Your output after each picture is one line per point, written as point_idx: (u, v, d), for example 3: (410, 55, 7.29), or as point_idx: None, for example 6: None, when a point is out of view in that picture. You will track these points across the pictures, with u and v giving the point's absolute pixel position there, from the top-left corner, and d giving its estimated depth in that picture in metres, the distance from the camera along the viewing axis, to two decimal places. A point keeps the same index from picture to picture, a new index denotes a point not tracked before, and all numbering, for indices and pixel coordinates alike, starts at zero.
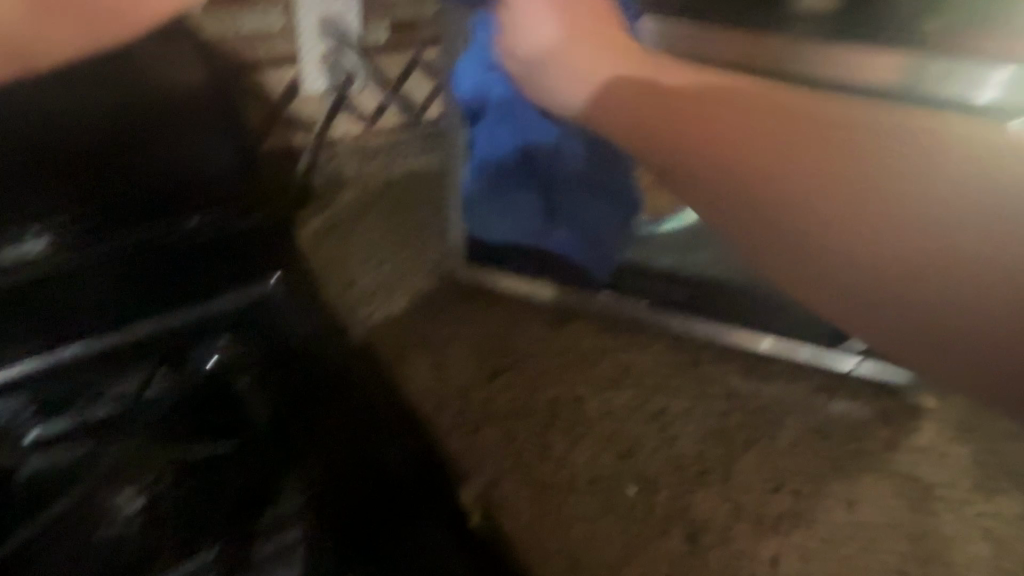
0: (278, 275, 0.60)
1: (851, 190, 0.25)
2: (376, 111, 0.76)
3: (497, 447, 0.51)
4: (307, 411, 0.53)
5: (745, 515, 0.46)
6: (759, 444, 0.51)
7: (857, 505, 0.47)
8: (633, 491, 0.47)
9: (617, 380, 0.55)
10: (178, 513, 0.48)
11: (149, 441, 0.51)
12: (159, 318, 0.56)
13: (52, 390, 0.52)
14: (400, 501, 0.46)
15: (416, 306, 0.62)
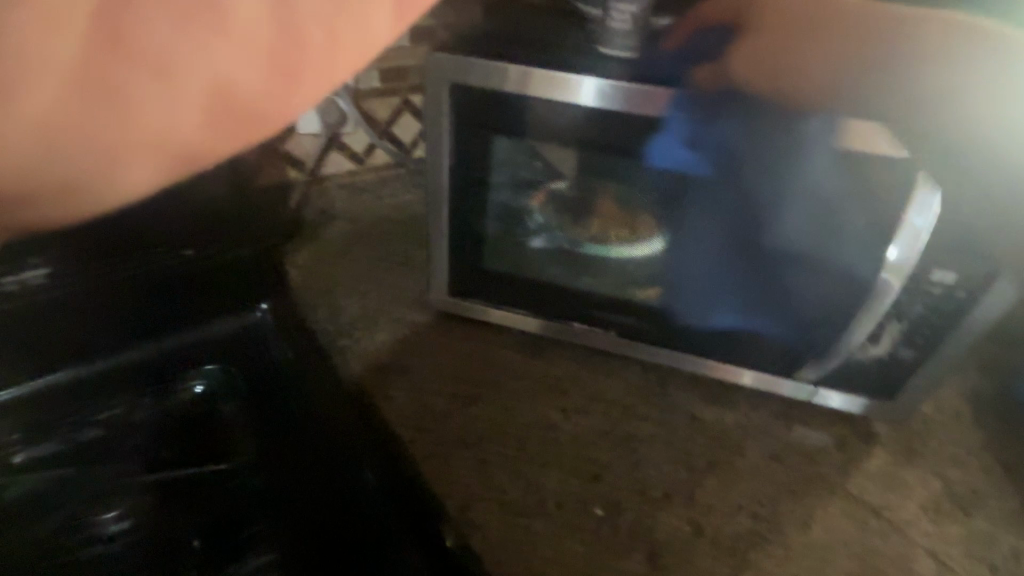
0: (267, 303, 0.66)
1: (782, 61, 0.44)
2: (366, 151, 0.81)
3: (472, 472, 0.52)
4: (286, 431, 0.55)
5: (705, 535, 0.48)
6: (720, 468, 0.54)
7: (811, 526, 0.50)
8: (600, 512, 0.49)
9: (587, 407, 0.58)
10: (153, 539, 0.49)
11: (134, 467, 0.53)
12: (147, 343, 0.61)
13: (40, 411, 0.55)
14: (372, 521, 0.48)
15: (396, 336, 0.65)
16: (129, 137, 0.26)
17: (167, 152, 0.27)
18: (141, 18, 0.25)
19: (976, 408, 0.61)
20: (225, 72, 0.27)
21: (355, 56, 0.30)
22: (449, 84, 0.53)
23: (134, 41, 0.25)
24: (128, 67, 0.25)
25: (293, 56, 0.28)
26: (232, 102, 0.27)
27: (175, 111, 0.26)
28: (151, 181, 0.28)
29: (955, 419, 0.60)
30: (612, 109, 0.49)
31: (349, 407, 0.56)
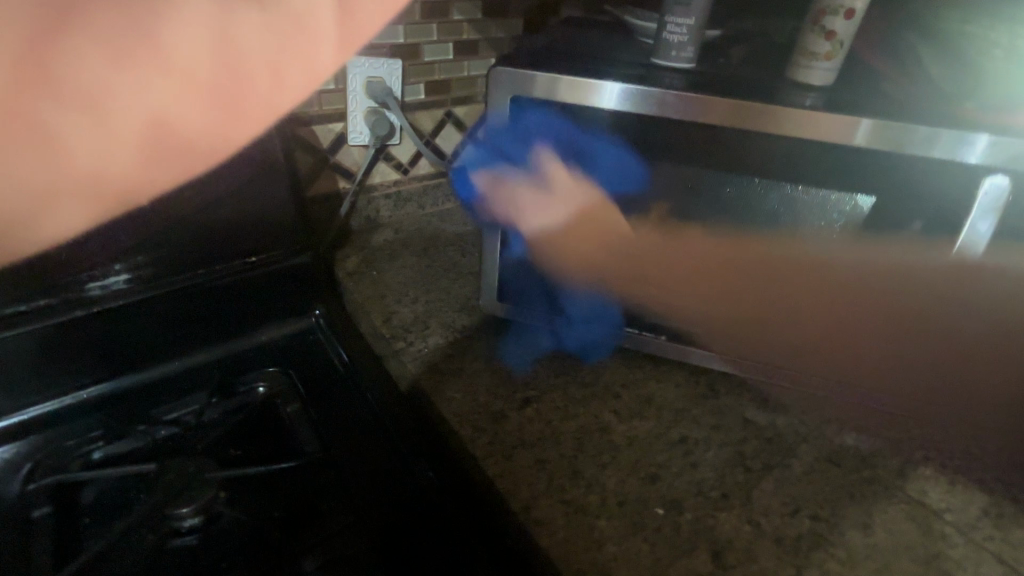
0: (320, 310, 0.71)
1: None
2: (411, 162, 0.84)
3: (533, 471, 0.52)
4: (349, 433, 0.59)
5: (766, 535, 0.49)
6: (776, 471, 0.54)
7: (872, 528, 0.50)
8: (661, 511, 0.50)
9: (640, 410, 0.59)
10: (227, 534, 0.51)
11: (204, 463, 0.54)
12: (211, 351, 0.65)
13: (120, 410, 0.59)
14: (425, 521, 0.52)
15: (447, 335, 0.67)
16: (67, 186, 0.48)
17: (96, 194, 0.51)
18: (71, 62, 0.44)
19: None
20: (164, 117, 0.50)
21: (303, 71, 0.61)
22: (511, 98, 0.55)
23: (52, 71, 0.44)
24: (47, 92, 0.44)
25: (251, 85, 0.56)
26: (165, 135, 0.51)
27: (108, 163, 0.49)
28: (78, 222, 0.52)
29: None
30: (636, 113, 0.52)
31: (407, 409, 0.60)
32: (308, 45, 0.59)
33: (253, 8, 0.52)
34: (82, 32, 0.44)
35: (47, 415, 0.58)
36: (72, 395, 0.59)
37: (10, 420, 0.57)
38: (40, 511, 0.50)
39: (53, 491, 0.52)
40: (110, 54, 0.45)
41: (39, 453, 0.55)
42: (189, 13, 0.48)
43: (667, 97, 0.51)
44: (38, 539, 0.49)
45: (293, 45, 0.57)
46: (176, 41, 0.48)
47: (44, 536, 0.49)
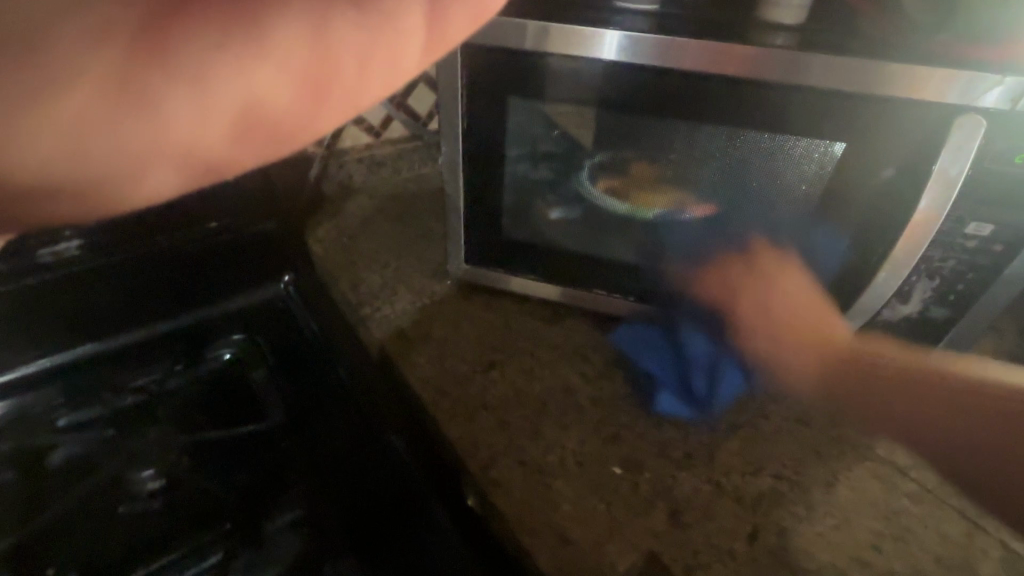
0: (289, 277, 0.69)
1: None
2: (382, 124, 0.82)
3: (493, 432, 0.52)
4: (317, 397, 0.58)
5: (725, 494, 0.48)
6: (742, 431, 0.53)
7: (836, 486, 0.49)
8: (619, 472, 0.49)
9: (607, 372, 0.58)
10: (188, 497, 0.51)
11: (168, 429, 0.55)
12: (179, 318, 0.65)
13: (87, 378, 0.60)
14: (386, 483, 0.50)
15: (415, 300, 0.66)
16: (159, 145, 0.25)
17: (173, 151, 0.25)
18: (187, 50, 0.24)
19: (1007, 371, 0.61)
20: (248, 92, 0.25)
21: (389, 80, 0.30)
22: (461, 46, 0.51)
23: (180, 53, 0.24)
24: (165, 80, 0.24)
25: (325, 83, 0.28)
26: (261, 124, 0.27)
27: (194, 122, 0.25)
28: (174, 189, 0.27)
29: (992, 384, 0.59)
30: (635, 63, 0.49)
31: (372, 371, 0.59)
32: (392, 49, 0.29)
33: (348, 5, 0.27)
34: (202, 22, 0.24)
35: (15, 380, 0.58)
36: (34, 361, 0.59)
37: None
38: (4, 478, 0.51)
39: (15, 457, 0.52)
40: (225, 36, 0.24)
41: (2, 418, 0.55)
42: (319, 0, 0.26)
43: (665, 41, 0.47)
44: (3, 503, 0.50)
45: (382, 57, 0.29)
46: (282, 33, 0.25)
47: (9, 501, 0.50)
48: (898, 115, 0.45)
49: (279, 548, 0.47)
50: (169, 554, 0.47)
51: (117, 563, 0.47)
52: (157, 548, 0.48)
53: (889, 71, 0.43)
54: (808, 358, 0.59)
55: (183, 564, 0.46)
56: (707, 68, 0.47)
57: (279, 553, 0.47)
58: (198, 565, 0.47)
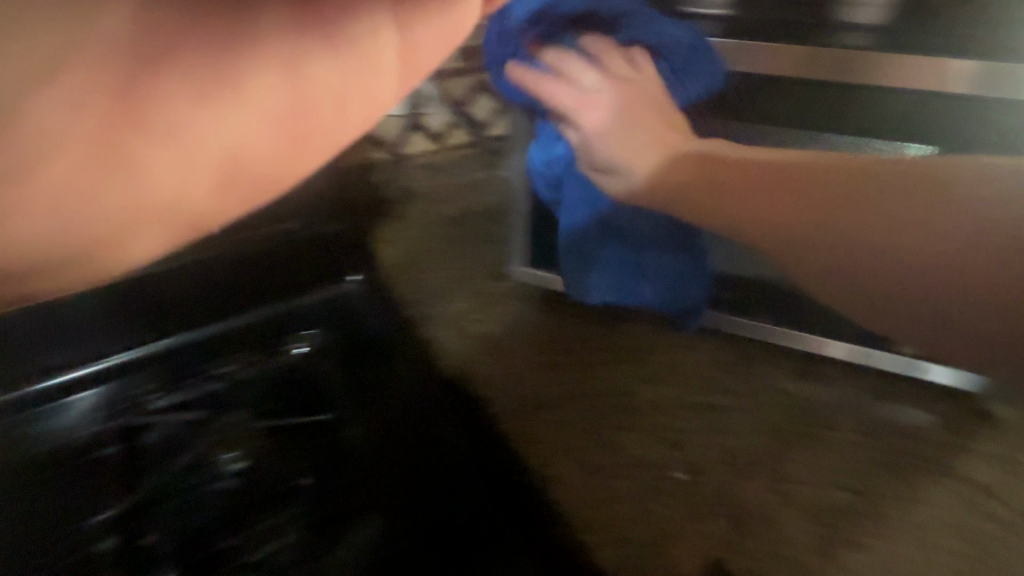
0: (356, 276, 0.72)
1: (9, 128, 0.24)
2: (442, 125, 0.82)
3: (553, 431, 0.53)
4: (387, 389, 0.57)
5: (793, 505, 0.47)
6: (809, 443, 0.52)
7: (913, 504, 0.48)
8: (681, 476, 0.49)
9: (666, 377, 0.58)
10: (266, 479, 0.55)
11: (245, 415, 0.59)
12: (260, 307, 0.66)
13: (173, 361, 0.61)
14: (452, 481, 0.49)
15: (475, 300, 0.67)
16: (148, 210, 0.29)
17: (155, 213, 0.29)
18: (161, 109, 0.27)
19: None
20: (236, 143, 0.30)
21: (366, 114, 0.35)
22: None
23: (155, 110, 0.27)
24: (141, 144, 0.27)
25: (304, 130, 0.33)
26: (240, 169, 0.31)
27: (183, 179, 0.29)
28: (158, 245, 0.32)
29: None
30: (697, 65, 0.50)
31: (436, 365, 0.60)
32: (366, 78, 0.33)
33: (325, 39, 0.31)
34: (178, 76, 0.27)
35: (97, 369, 0.58)
36: (117, 350, 0.59)
37: (54, 379, 0.57)
38: (108, 450, 0.56)
39: (117, 432, 0.57)
40: (200, 92, 0.28)
41: (96, 401, 0.58)
42: (258, 33, 0.28)
43: (740, 47, 0.48)
44: (107, 475, 0.55)
45: (355, 87, 0.33)
46: (261, 88, 0.29)
47: (112, 473, 0.55)
48: (987, 116, 0.43)
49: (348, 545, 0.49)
50: (251, 529, 0.53)
51: (207, 535, 0.52)
52: (239, 522, 0.53)
53: (962, 69, 0.42)
54: (688, 166, 0.47)
55: (263, 540, 0.52)
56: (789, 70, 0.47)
57: (349, 542, 0.49)
58: (275, 542, 0.52)
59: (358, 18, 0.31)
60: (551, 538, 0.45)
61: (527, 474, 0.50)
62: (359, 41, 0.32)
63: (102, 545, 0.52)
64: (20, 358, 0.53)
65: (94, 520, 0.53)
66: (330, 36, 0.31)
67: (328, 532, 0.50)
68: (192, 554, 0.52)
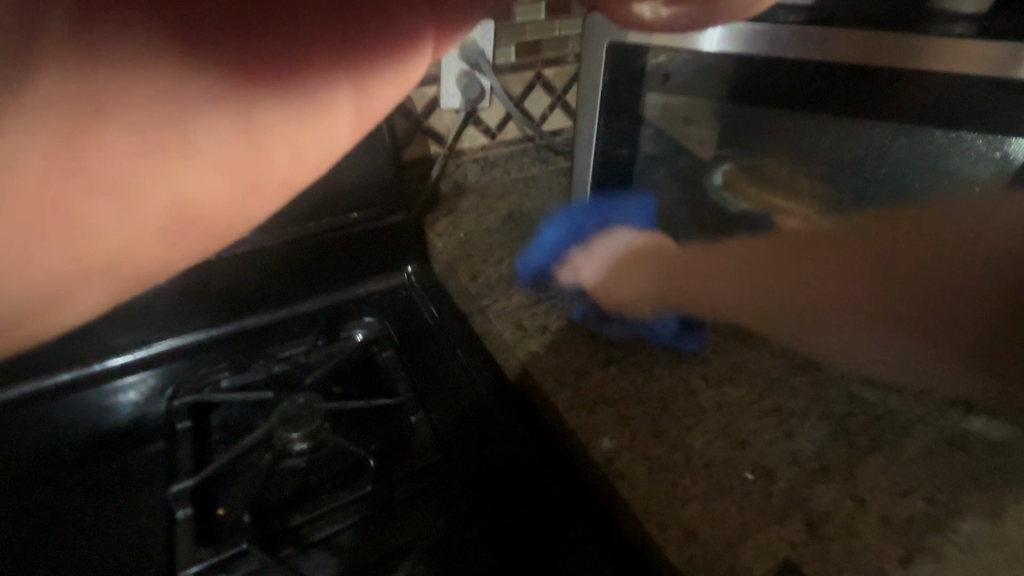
0: (411, 268, 0.75)
1: None
2: (499, 125, 0.83)
3: (616, 424, 0.51)
4: (439, 380, 0.63)
5: (870, 513, 0.45)
6: (884, 450, 0.50)
7: (1004, 518, 0.45)
8: (749, 477, 0.48)
9: (731, 375, 0.57)
10: (332, 460, 0.57)
11: (312, 397, 0.61)
12: (319, 299, 0.72)
13: (241, 347, 0.68)
14: (503, 466, 0.55)
15: (531, 294, 0.66)
16: (93, 265, 0.28)
17: (98, 267, 0.28)
18: (105, 162, 0.26)
19: None
20: (182, 194, 0.28)
21: (327, 151, 0.33)
22: (607, 44, 0.57)
23: (97, 166, 0.26)
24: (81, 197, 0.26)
25: (261, 177, 0.30)
26: (189, 221, 0.30)
27: (128, 232, 0.28)
28: (112, 296, 0.30)
29: None
30: (750, 54, 0.52)
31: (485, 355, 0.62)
32: (320, 129, 0.31)
33: (277, 91, 0.28)
34: (116, 128, 0.26)
35: (175, 347, 0.67)
36: (195, 331, 0.68)
37: (152, 350, 0.66)
38: (182, 425, 0.58)
39: (191, 407, 0.60)
40: (142, 148, 0.27)
41: (165, 382, 0.64)
42: (192, 88, 0.26)
43: (806, 34, 0.48)
44: (181, 448, 0.57)
45: (311, 135, 0.31)
46: (208, 134, 0.28)
47: (185, 446, 0.57)
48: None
49: (403, 532, 0.51)
50: (321, 507, 0.53)
51: (279, 512, 0.53)
52: (310, 500, 0.54)
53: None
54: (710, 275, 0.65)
55: (332, 520, 0.52)
56: (862, 59, 0.47)
57: (411, 525, 0.52)
58: (343, 522, 0.52)
59: (315, 73, 0.29)
60: (604, 523, 0.49)
61: (588, 464, 0.50)
62: (312, 86, 0.29)
63: (177, 514, 0.51)
64: (137, 327, 0.65)
65: (173, 490, 0.53)
66: (286, 84, 0.29)
67: (388, 516, 0.53)
68: (263, 529, 0.51)
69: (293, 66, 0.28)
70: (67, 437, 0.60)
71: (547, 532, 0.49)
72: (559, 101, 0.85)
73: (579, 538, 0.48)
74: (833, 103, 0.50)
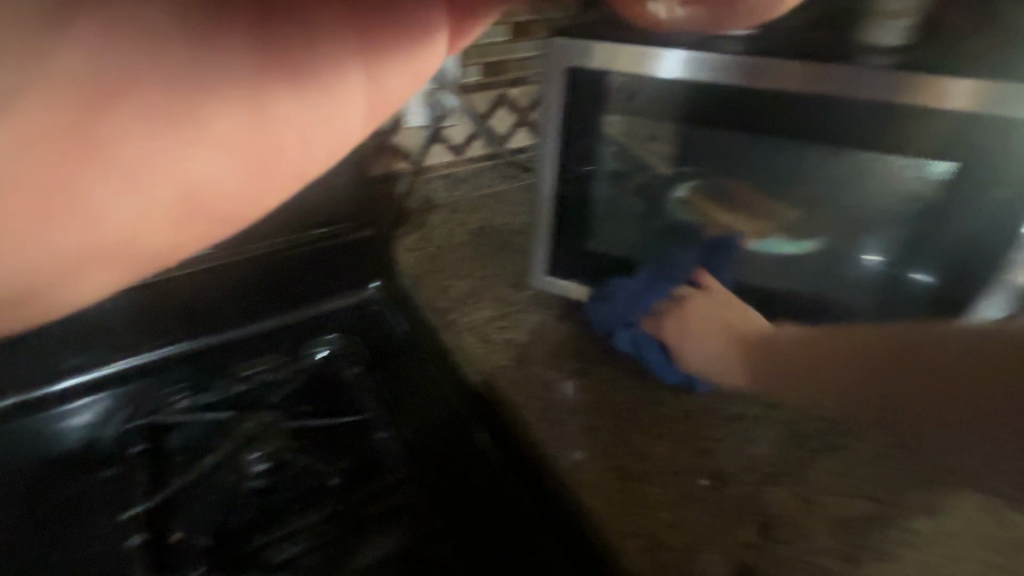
0: (377, 282, 0.74)
1: None
2: (465, 142, 0.85)
3: (581, 436, 0.53)
4: (407, 396, 0.63)
5: (820, 513, 0.48)
6: (832, 452, 0.53)
7: (939, 515, 0.48)
8: (706, 483, 0.49)
9: (690, 385, 0.59)
10: (293, 481, 0.56)
11: (275, 415, 0.60)
12: (283, 316, 0.71)
13: (201, 365, 0.66)
14: (469, 480, 0.55)
15: (498, 308, 0.67)
16: (101, 249, 0.25)
17: (102, 251, 0.25)
18: (123, 139, 0.24)
19: None
20: (195, 177, 0.26)
21: (337, 144, 0.31)
22: (564, 70, 0.57)
23: (121, 143, 0.24)
24: (100, 174, 0.24)
25: (274, 162, 0.28)
26: (204, 207, 0.27)
27: (137, 215, 0.25)
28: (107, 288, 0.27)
29: None
30: (706, 80, 0.52)
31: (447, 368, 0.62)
32: (335, 115, 0.29)
33: (286, 75, 0.27)
34: (136, 107, 0.24)
35: (130, 367, 0.64)
36: (152, 351, 0.65)
37: (108, 369, 0.64)
38: (136, 448, 0.57)
39: (147, 430, 0.59)
40: (161, 124, 0.25)
41: (121, 401, 0.62)
42: (218, 59, 0.25)
43: (756, 63, 0.49)
44: (137, 472, 0.56)
45: (323, 124, 0.29)
46: (224, 118, 0.26)
47: (142, 470, 0.56)
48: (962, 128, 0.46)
49: (370, 551, 0.51)
50: (286, 527, 0.52)
51: (240, 534, 0.53)
52: (273, 522, 0.53)
53: (959, 87, 0.45)
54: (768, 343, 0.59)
55: (295, 539, 0.52)
56: (816, 89, 0.48)
57: (376, 543, 0.52)
58: (305, 542, 0.51)
59: (321, 54, 0.28)
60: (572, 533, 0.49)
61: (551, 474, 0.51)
62: (322, 72, 0.28)
63: (131, 541, 0.51)
64: (90, 346, 0.62)
65: (126, 515, 0.53)
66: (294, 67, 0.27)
67: (353, 534, 0.52)
68: (222, 551, 0.51)
69: (307, 39, 0.27)
70: (11, 465, 0.57)
71: (518, 543, 0.50)
72: (524, 120, 0.87)
73: (551, 546, 0.48)
74: (790, 125, 0.51)
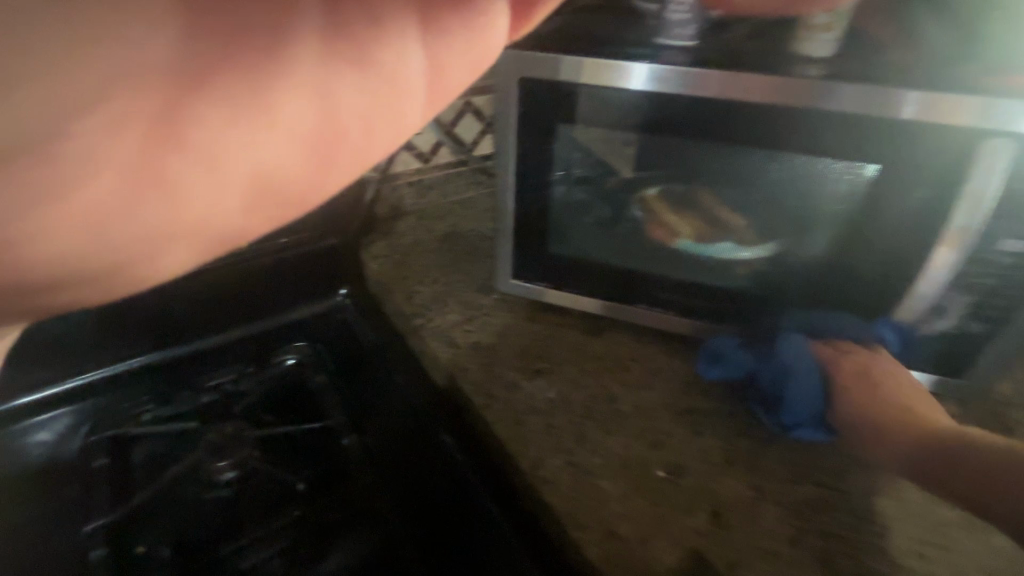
0: (345, 290, 0.75)
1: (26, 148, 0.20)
2: (431, 149, 0.86)
3: (543, 435, 0.54)
4: (371, 400, 0.64)
5: (767, 498, 0.50)
6: (780, 440, 0.56)
7: (877, 495, 0.51)
8: (662, 474, 0.52)
9: (648, 381, 0.61)
10: (259, 488, 0.58)
11: (240, 424, 0.61)
12: (250, 325, 0.71)
13: (165, 379, 0.65)
14: (431, 481, 0.57)
15: (463, 312, 0.68)
16: (183, 230, 0.26)
17: (184, 233, 0.26)
18: (203, 123, 0.24)
19: None
20: (267, 164, 0.26)
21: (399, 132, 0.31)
22: (518, 80, 0.57)
23: (192, 130, 0.24)
24: (177, 161, 0.24)
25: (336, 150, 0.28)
26: (271, 192, 0.27)
27: (213, 201, 0.26)
28: (185, 264, 0.28)
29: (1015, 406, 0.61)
30: (663, 92, 0.53)
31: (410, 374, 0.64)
32: (400, 107, 0.30)
33: (351, 67, 0.27)
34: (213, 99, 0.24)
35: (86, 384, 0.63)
36: (110, 366, 0.64)
37: (62, 386, 0.62)
38: (100, 461, 0.57)
39: (109, 442, 0.58)
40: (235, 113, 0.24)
41: (81, 418, 0.61)
42: (289, 50, 0.25)
43: (707, 74, 0.51)
44: (100, 487, 0.55)
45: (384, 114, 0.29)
46: (292, 105, 0.26)
47: (104, 484, 0.55)
48: (905, 135, 0.48)
49: (334, 556, 0.53)
50: (248, 536, 0.54)
51: (205, 542, 0.54)
52: (236, 530, 0.55)
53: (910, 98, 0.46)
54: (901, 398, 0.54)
55: (260, 546, 0.54)
56: (770, 99, 0.50)
57: (341, 547, 0.54)
58: (268, 548, 0.53)
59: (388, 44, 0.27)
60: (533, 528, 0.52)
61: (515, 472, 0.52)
62: (386, 58, 0.28)
63: (92, 555, 0.50)
64: (46, 362, 0.60)
65: (91, 526, 0.52)
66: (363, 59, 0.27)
67: (318, 539, 0.54)
68: (186, 560, 0.53)
69: (374, 19, 0.27)
70: None
71: (475, 540, 0.52)
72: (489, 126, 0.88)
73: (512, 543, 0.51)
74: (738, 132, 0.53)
